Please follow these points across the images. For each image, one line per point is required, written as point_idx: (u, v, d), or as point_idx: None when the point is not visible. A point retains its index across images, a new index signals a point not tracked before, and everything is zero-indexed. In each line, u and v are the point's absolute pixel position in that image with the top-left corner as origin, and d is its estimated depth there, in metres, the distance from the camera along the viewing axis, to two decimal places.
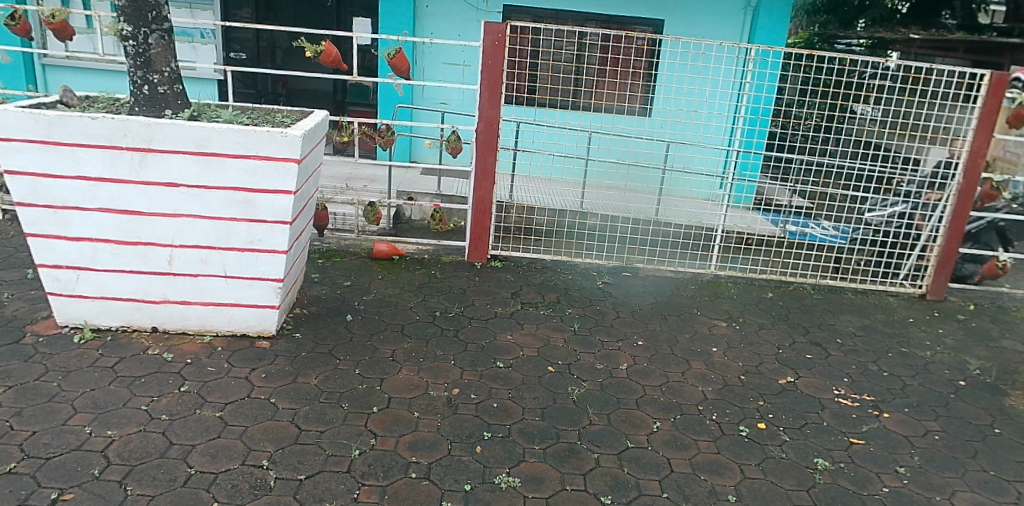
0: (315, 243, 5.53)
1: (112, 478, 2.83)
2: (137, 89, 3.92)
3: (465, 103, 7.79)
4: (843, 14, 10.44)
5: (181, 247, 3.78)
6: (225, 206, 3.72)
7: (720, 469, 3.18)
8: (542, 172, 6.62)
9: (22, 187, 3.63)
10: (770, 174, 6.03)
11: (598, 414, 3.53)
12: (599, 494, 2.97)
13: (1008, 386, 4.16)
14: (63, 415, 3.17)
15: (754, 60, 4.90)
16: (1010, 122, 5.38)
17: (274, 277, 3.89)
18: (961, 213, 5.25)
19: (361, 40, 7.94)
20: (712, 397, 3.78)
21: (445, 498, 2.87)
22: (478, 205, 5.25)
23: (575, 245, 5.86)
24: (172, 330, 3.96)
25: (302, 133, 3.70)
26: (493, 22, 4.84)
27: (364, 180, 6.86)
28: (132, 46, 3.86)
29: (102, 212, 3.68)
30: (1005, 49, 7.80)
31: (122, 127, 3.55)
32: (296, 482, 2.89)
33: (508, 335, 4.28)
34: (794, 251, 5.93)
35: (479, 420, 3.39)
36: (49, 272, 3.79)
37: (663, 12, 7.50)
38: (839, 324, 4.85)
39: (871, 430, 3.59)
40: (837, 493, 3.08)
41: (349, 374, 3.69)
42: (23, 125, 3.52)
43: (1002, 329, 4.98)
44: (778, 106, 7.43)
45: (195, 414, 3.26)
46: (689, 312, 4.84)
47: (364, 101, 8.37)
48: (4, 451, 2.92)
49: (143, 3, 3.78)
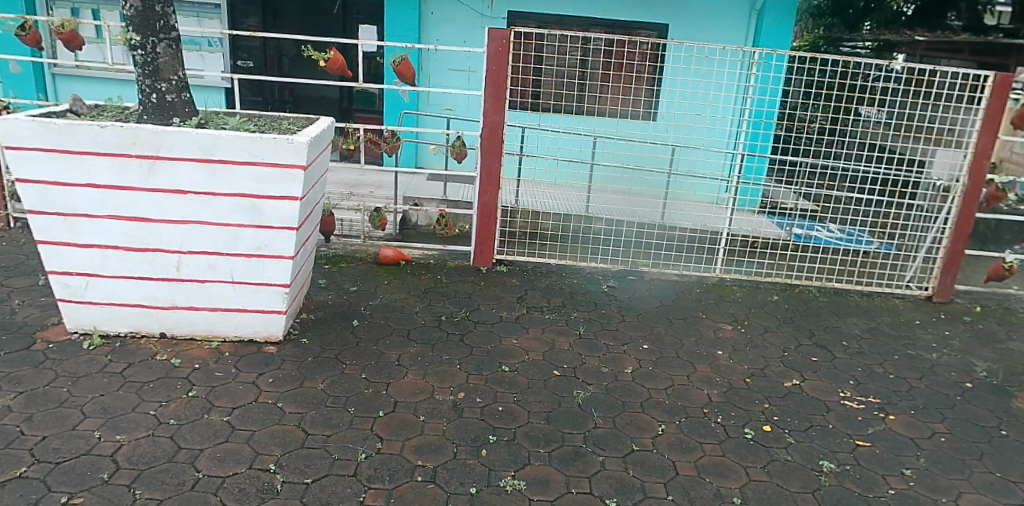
0: (322, 249, 5.57)
1: (121, 482, 2.85)
2: (145, 97, 3.97)
3: (470, 108, 7.82)
4: (848, 16, 10.51)
5: (189, 254, 3.82)
6: (233, 212, 3.76)
7: (725, 472, 3.19)
8: (549, 178, 6.73)
9: (32, 194, 3.67)
10: (777, 176, 6.00)
11: (603, 417, 3.54)
12: (604, 497, 2.97)
13: (1015, 388, 4.15)
14: (73, 420, 3.21)
15: (757, 64, 4.88)
16: (1015, 123, 5.32)
17: (281, 283, 3.91)
18: (966, 215, 5.22)
19: (367, 47, 8.06)
20: (717, 400, 3.78)
21: (450, 501, 2.89)
22: (484, 209, 5.29)
23: (581, 249, 5.91)
24: (181, 335, 4.01)
25: (308, 139, 3.74)
26: (497, 28, 4.89)
27: (371, 187, 6.91)
28: (140, 55, 3.91)
29: (111, 219, 3.73)
30: (1012, 50, 7.69)
31: (131, 135, 3.58)
32: (303, 486, 2.91)
33: (514, 340, 4.29)
34: (798, 253, 5.94)
35: (485, 424, 3.41)
36: (60, 279, 3.83)
37: (667, 16, 7.52)
38: (844, 327, 4.84)
39: (876, 432, 3.59)
40: (842, 496, 3.08)
41: (355, 379, 3.72)
42: (34, 134, 3.56)
43: (1009, 330, 4.97)
44: (784, 109, 7.44)
45: (203, 418, 3.30)
46: (695, 315, 4.85)
47: (369, 108, 8.45)
48: (15, 456, 2.95)
49: (152, 13, 3.85)
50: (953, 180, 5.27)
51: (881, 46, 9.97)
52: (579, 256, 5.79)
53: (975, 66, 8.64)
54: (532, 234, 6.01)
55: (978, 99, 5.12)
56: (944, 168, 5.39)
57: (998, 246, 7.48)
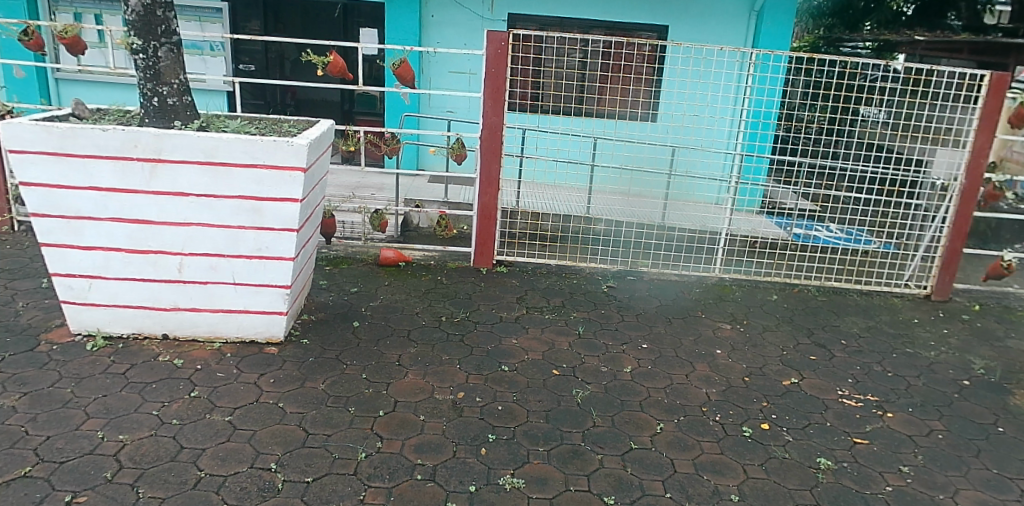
0: (323, 250, 5.61)
1: (124, 481, 2.88)
2: (147, 101, 4.01)
3: (471, 111, 7.87)
4: (848, 17, 10.49)
5: (191, 255, 3.86)
6: (234, 214, 3.79)
7: (722, 470, 3.20)
8: (550, 180, 6.79)
9: (36, 198, 3.71)
10: (776, 176, 6.01)
11: (602, 415, 3.57)
12: (602, 494, 3.00)
13: (1013, 385, 4.16)
14: (75, 421, 3.23)
15: (756, 64, 4.87)
16: (1012, 122, 5.34)
17: (281, 284, 3.94)
18: (964, 214, 5.24)
19: (368, 50, 8.08)
20: (715, 399, 3.80)
21: (450, 499, 2.91)
22: (484, 210, 5.31)
23: (583, 250, 5.94)
24: (183, 337, 4.04)
25: (307, 141, 3.78)
26: (494, 31, 4.93)
27: (372, 189, 6.95)
28: (141, 59, 3.94)
29: (114, 222, 3.76)
30: (1011, 49, 7.70)
31: (132, 139, 3.62)
32: (304, 484, 2.94)
33: (514, 339, 4.32)
34: (798, 252, 5.97)
35: (484, 423, 3.43)
36: (62, 280, 3.87)
37: (666, 18, 7.55)
38: (843, 325, 4.86)
39: (873, 430, 3.60)
40: (839, 492, 3.10)
41: (356, 379, 3.75)
42: (37, 138, 3.60)
43: (1007, 329, 4.97)
44: (783, 109, 7.47)
45: (205, 418, 3.33)
46: (694, 315, 4.86)
47: (370, 110, 8.50)
48: (19, 455, 2.99)
49: (154, 17, 3.88)
50: (951, 179, 5.28)
51: (881, 46, 9.95)
52: (582, 256, 5.80)
53: (975, 65, 8.65)
54: (531, 235, 6.06)
55: (976, 98, 5.12)
56: (943, 167, 5.39)
57: (998, 244, 7.49)
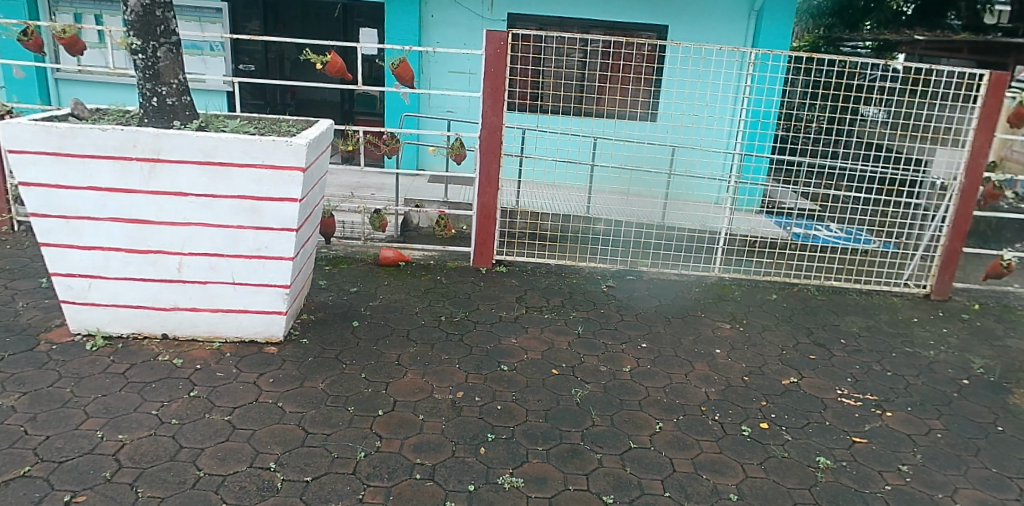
0: (323, 250, 5.61)
1: (124, 480, 2.89)
2: (146, 101, 4.01)
3: (471, 111, 7.88)
4: (848, 16, 10.31)
5: (190, 255, 3.86)
6: (233, 214, 3.79)
7: (721, 469, 3.20)
8: (549, 180, 6.80)
9: (36, 198, 3.71)
10: (776, 176, 6.01)
11: (601, 415, 3.57)
12: (601, 494, 2.99)
13: (1013, 384, 4.15)
14: (75, 421, 3.24)
15: (755, 64, 4.86)
16: (1011, 122, 5.34)
17: (281, 283, 3.94)
18: (964, 213, 5.24)
19: (368, 50, 8.08)
20: (715, 398, 3.80)
21: (449, 498, 2.91)
22: (484, 210, 5.31)
23: (582, 250, 5.94)
24: (182, 337, 4.04)
25: (307, 141, 3.78)
26: (494, 31, 4.93)
27: (372, 189, 6.95)
28: (140, 60, 3.95)
29: (113, 222, 3.77)
30: (1011, 49, 7.69)
31: (131, 139, 3.62)
32: (303, 484, 2.94)
33: (513, 339, 4.33)
34: (798, 252, 5.97)
35: (483, 423, 3.43)
36: (62, 280, 3.87)
37: (666, 18, 7.55)
38: (843, 325, 4.86)
39: (872, 429, 3.60)
40: (838, 491, 3.10)
41: (355, 379, 3.75)
42: (36, 138, 3.60)
43: (1007, 328, 4.97)
44: (783, 109, 7.47)
45: (205, 417, 3.33)
46: (694, 315, 4.86)
47: (370, 110, 8.50)
48: (19, 455, 2.99)
49: (153, 18, 3.88)
50: (950, 178, 5.28)
51: (881, 45, 9.93)
52: (581, 256, 5.81)
53: (975, 65, 8.64)
54: (531, 234, 6.06)
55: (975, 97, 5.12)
56: (943, 166, 5.39)
57: (999, 243, 7.49)
